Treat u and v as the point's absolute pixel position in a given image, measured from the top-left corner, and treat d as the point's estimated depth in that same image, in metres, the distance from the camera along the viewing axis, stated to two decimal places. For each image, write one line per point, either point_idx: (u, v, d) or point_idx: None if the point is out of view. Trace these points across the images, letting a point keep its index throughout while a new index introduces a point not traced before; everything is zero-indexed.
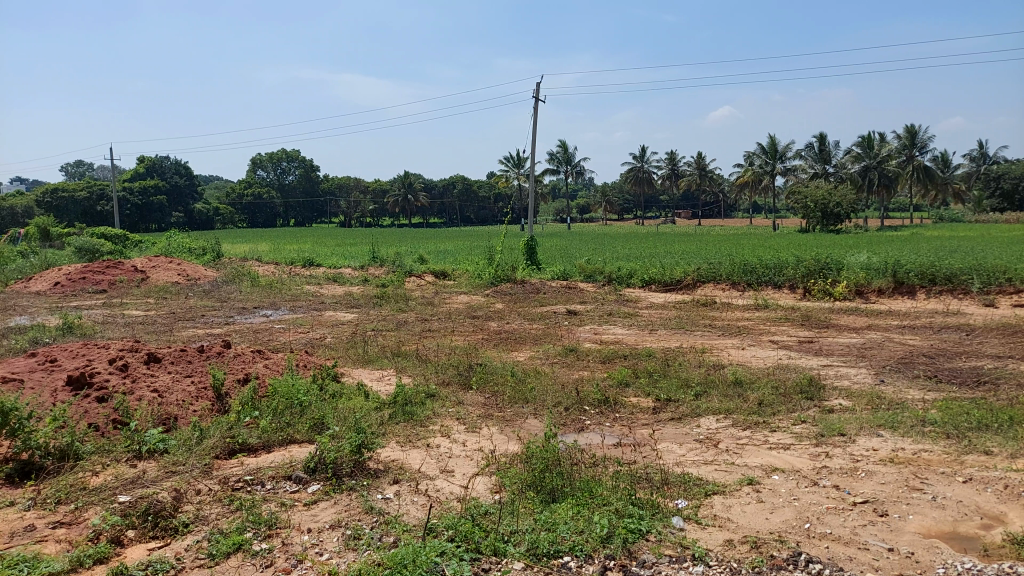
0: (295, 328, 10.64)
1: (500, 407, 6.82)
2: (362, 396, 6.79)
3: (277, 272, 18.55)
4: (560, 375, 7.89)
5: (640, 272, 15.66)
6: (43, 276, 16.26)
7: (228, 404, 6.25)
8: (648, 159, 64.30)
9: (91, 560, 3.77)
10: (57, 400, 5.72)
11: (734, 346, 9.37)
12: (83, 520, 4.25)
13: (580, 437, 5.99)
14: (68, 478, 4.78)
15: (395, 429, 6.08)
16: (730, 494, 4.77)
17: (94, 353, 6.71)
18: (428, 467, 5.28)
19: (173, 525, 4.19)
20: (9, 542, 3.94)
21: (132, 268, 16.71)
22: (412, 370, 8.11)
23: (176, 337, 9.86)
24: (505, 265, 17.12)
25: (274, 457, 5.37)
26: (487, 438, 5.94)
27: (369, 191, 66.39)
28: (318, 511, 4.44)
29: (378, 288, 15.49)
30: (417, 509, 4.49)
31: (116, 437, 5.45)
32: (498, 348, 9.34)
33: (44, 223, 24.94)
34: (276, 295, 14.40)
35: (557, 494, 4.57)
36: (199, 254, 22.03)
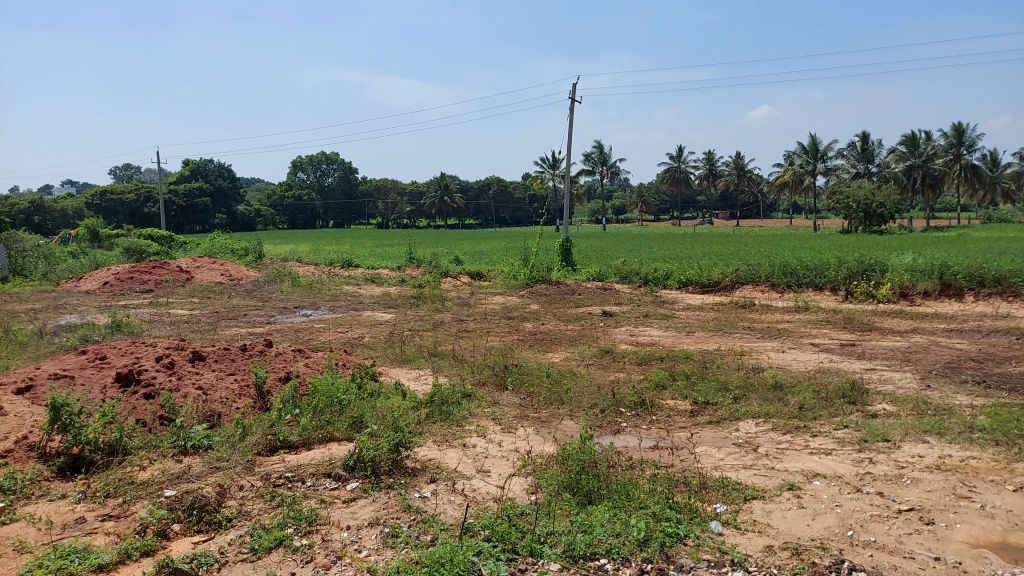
0: (333, 327, 10.80)
1: (535, 408, 6.82)
2: (399, 396, 6.85)
3: (316, 272, 18.84)
4: (596, 377, 7.85)
5: (676, 273, 15.52)
6: (93, 275, 16.77)
7: (269, 401, 6.37)
8: (684, 160, 63.66)
9: (138, 552, 3.87)
10: (106, 396, 5.89)
11: (773, 349, 9.21)
12: (130, 513, 4.37)
13: (617, 440, 5.95)
14: (116, 472, 4.92)
15: (432, 429, 6.12)
16: (769, 499, 4.69)
17: (141, 351, 6.90)
18: (464, 467, 5.30)
19: (216, 519, 4.29)
20: (61, 534, 4.07)
21: (177, 268, 17.13)
22: (448, 370, 8.16)
23: (219, 335, 10.08)
24: (540, 266, 17.11)
25: (314, 455, 5.45)
26: (523, 439, 5.94)
27: (405, 192, 67.06)
28: (357, 508, 4.49)
29: (415, 288, 15.62)
30: (454, 508, 4.51)
31: (163, 433, 5.60)
32: (534, 349, 9.33)
33: (93, 225, 25.67)
34: (316, 295, 14.63)
35: (593, 497, 4.55)
36: (241, 256, 22.49)
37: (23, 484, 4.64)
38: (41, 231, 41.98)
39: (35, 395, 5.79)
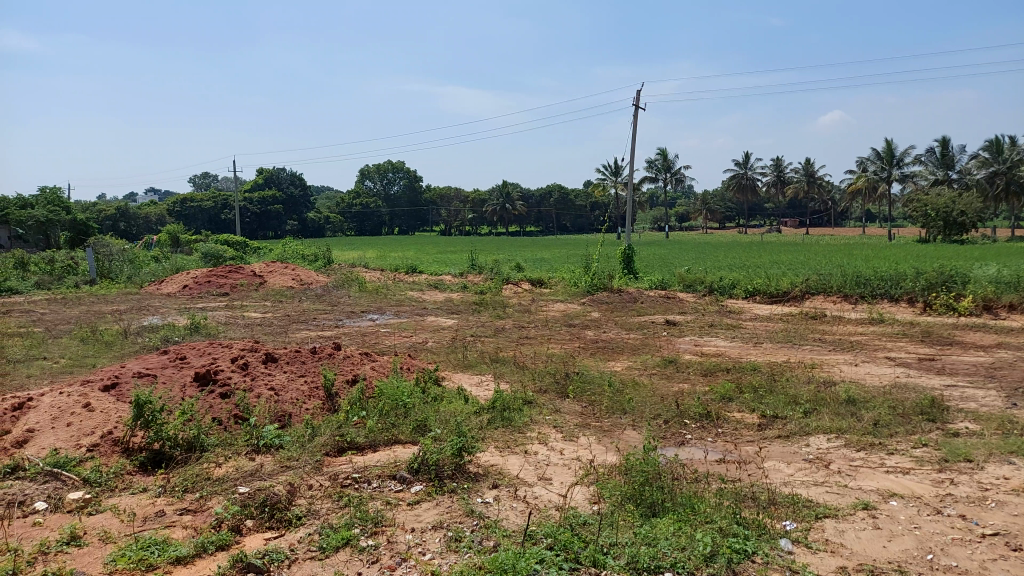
0: (398, 332, 10.99)
1: (597, 416, 6.78)
2: (462, 401, 6.92)
3: (382, 278, 19.23)
4: (660, 387, 7.73)
5: (743, 283, 15.18)
6: (174, 279, 17.57)
7: (337, 403, 6.53)
8: (751, 167, 62.30)
9: (214, 546, 4.02)
10: (186, 394, 6.15)
11: (846, 362, 8.87)
12: (206, 508, 4.55)
13: (680, 452, 5.84)
14: (194, 468, 5.13)
15: (494, 435, 6.15)
16: (843, 518, 4.51)
17: (218, 352, 7.19)
18: (526, 474, 5.30)
19: (286, 517, 4.41)
20: (142, 526, 4.27)
21: (251, 273, 17.77)
22: (510, 376, 8.19)
23: (291, 338, 10.41)
24: (602, 274, 17.01)
25: (380, 457, 5.55)
26: (585, 448, 5.90)
27: (468, 201, 67.89)
28: (421, 511, 4.54)
29: (477, 294, 15.75)
30: (516, 515, 4.52)
31: (237, 432, 5.81)
32: (596, 357, 9.26)
33: (174, 231, 26.90)
34: (382, 300, 14.95)
35: (657, 509, 4.47)
36: (311, 261, 23.14)
37: (108, 477, 4.89)
38: (128, 237, 44.63)
39: (120, 392, 6.09)
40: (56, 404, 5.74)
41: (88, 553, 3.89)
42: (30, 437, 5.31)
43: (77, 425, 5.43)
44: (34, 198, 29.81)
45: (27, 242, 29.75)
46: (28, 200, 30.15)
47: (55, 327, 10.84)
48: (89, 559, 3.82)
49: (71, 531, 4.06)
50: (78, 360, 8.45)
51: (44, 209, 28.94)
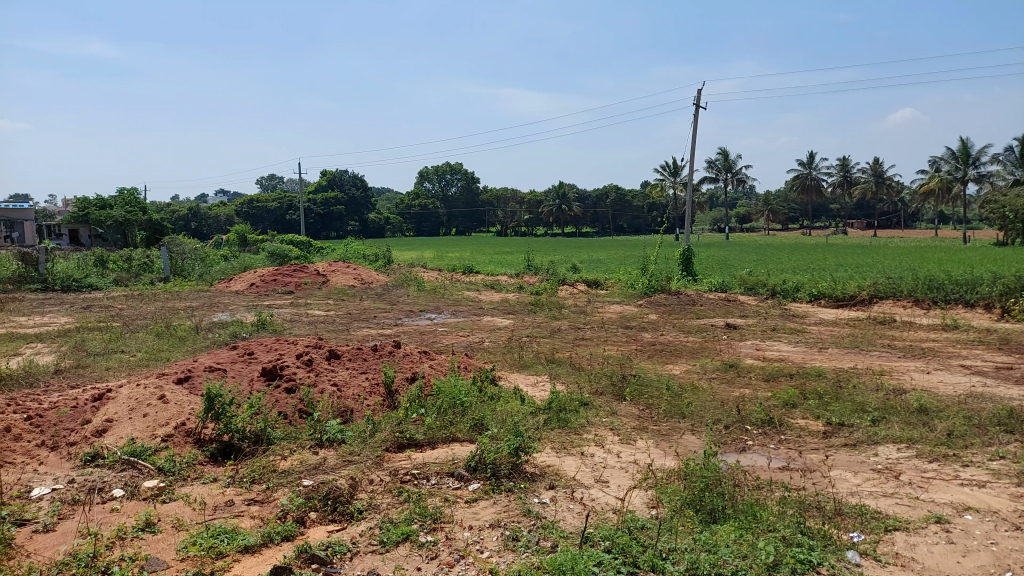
0: (456, 331, 11.10)
1: (655, 420, 6.70)
2: (518, 401, 6.94)
3: (440, 278, 19.45)
4: (719, 392, 7.58)
5: (807, 286, 14.75)
6: (242, 277, 18.19)
7: (397, 400, 6.65)
8: (816, 167, 60.50)
9: (279, 537, 4.14)
10: (254, 388, 6.37)
11: (916, 370, 8.52)
12: (272, 500, 4.69)
13: (741, 458, 5.72)
14: (261, 460, 5.30)
15: (550, 435, 6.14)
16: (914, 532, 4.34)
17: (284, 348, 7.43)
18: (583, 475, 5.28)
19: (349, 510, 4.51)
20: (212, 515, 4.44)
21: (314, 271, 18.24)
22: (566, 377, 8.18)
23: (352, 336, 10.63)
24: (660, 277, 16.81)
25: (439, 453, 5.63)
26: (643, 451, 5.84)
27: (524, 202, 68.09)
28: (479, 509, 4.58)
29: (533, 295, 15.79)
30: (573, 516, 4.50)
31: (302, 425, 5.98)
32: (654, 360, 9.15)
33: (242, 231, 27.77)
34: (440, 299, 15.13)
35: (718, 515, 4.38)
36: (371, 261, 23.61)
37: (181, 467, 5.09)
38: (200, 236, 47.27)
39: (192, 385, 6.34)
40: (133, 395, 6.00)
41: (162, 540, 4.06)
42: (109, 427, 5.56)
43: (153, 416, 5.67)
44: (113, 199, 31.35)
45: (106, 240, 31.28)
46: (107, 201, 31.69)
47: (132, 322, 11.34)
48: (162, 545, 3.99)
49: (146, 518, 4.24)
50: (153, 354, 8.83)
51: (121, 209, 30.46)
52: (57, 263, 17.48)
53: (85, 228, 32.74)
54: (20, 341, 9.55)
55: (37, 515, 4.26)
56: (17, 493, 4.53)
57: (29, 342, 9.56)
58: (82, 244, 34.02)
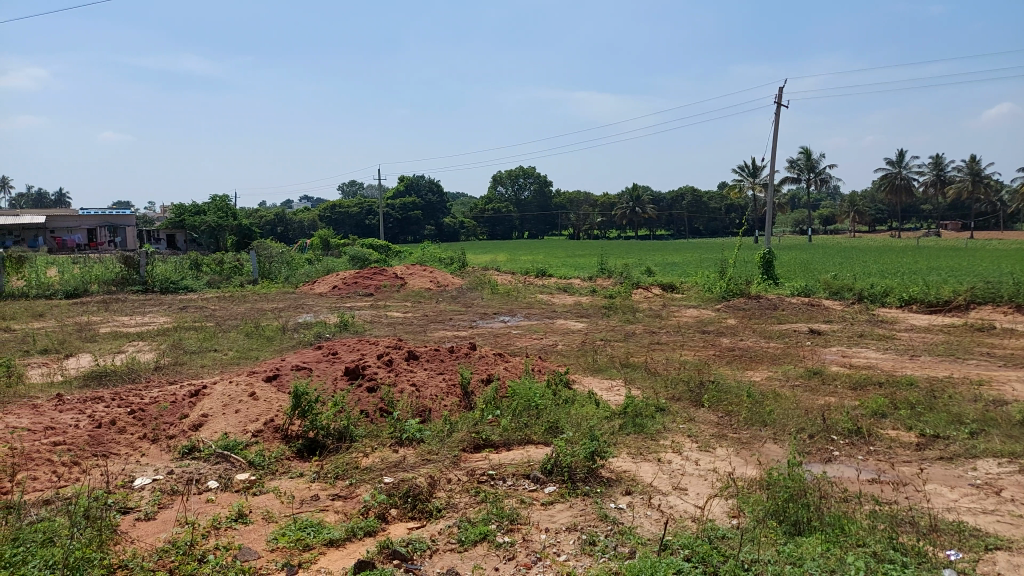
0: (529, 334, 11.14)
1: (735, 427, 6.54)
2: (593, 404, 6.91)
3: (513, 281, 19.59)
4: (803, 400, 7.33)
5: (897, 291, 14.07)
6: (325, 280, 18.82)
7: (473, 401, 6.75)
8: (906, 165, 57.59)
9: (362, 532, 4.27)
10: (337, 386, 6.60)
11: (1019, 380, 7.99)
12: (355, 495, 4.84)
13: (827, 469, 5.51)
14: (344, 456, 5.48)
15: (626, 440, 6.08)
16: (1017, 551, 4.08)
17: (365, 349, 7.67)
18: (660, 482, 5.21)
19: (428, 508, 4.60)
20: (300, 508, 4.62)
21: (392, 274, 18.69)
22: (641, 382, 8.08)
23: (429, 337, 10.84)
24: (739, 280, 16.41)
25: (514, 455, 5.67)
26: (723, 459, 5.71)
27: (597, 204, 67.74)
28: (555, 512, 4.59)
29: (606, 298, 15.69)
30: (651, 523, 4.44)
31: (383, 424, 6.15)
32: (732, 366, 8.92)
33: (324, 235, 28.67)
34: (513, 302, 15.23)
35: (802, 528, 4.24)
36: (447, 264, 23.99)
37: (270, 461, 5.32)
38: (285, 240, 49.36)
39: (280, 382, 6.62)
40: (227, 392, 6.31)
41: (254, 530, 4.26)
42: (204, 422, 5.87)
43: (244, 412, 5.95)
44: (206, 205, 33.06)
45: (201, 244, 33.07)
46: (201, 206, 33.43)
47: (224, 322, 11.92)
48: (254, 536, 4.18)
49: (238, 510, 4.45)
50: (244, 352, 9.26)
51: (214, 214, 32.13)
52: (156, 266, 18.52)
53: (182, 232, 34.72)
54: (124, 339, 10.19)
55: (139, 504, 4.53)
56: (122, 482, 4.83)
57: (133, 340, 10.18)
58: (179, 248, 36.11)
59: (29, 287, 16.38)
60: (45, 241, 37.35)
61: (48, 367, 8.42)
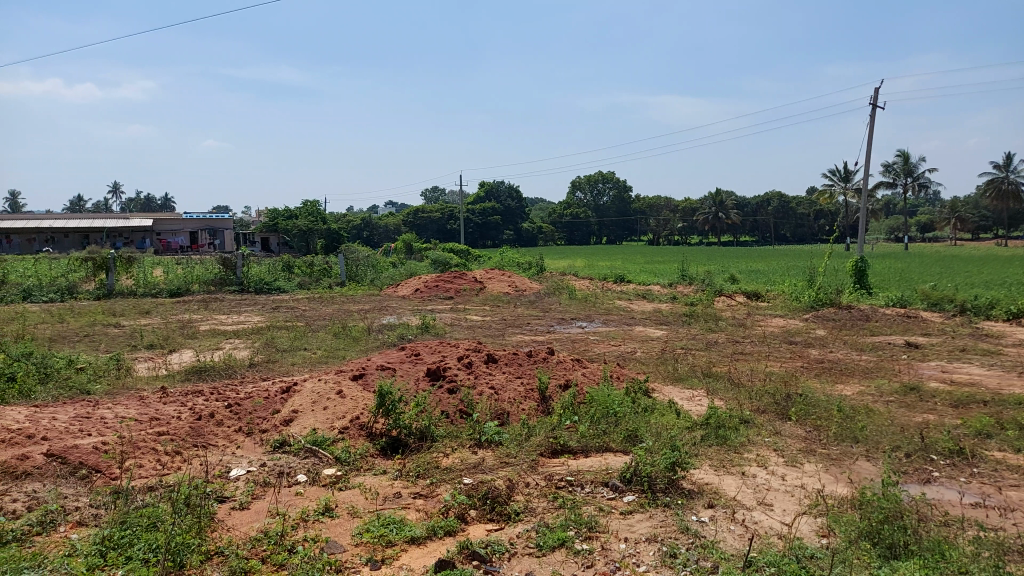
0: (608, 340, 11.05)
1: (824, 443, 6.28)
2: (674, 414, 6.79)
3: (592, 286, 19.51)
4: (898, 416, 6.96)
5: (1005, 304, 13.17)
6: (407, 283, 19.28)
7: (551, 406, 6.76)
8: (1015, 169, 53.85)
9: (443, 531, 4.34)
10: (419, 387, 6.76)
11: None
12: (435, 495, 4.92)
13: (925, 490, 5.21)
14: (425, 456, 5.60)
15: (708, 452, 5.94)
16: None
17: (447, 351, 7.82)
18: (744, 496, 5.06)
19: (506, 511, 4.64)
20: (383, 504, 4.74)
21: (472, 279, 18.94)
22: (724, 392, 7.88)
23: (508, 341, 10.91)
24: (828, 289, 15.77)
25: (592, 462, 5.64)
26: (811, 476, 5.49)
27: (678, 210, 66.68)
28: (634, 522, 4.53)
29: (687, 306, 15.39)
30: (734, 538, 4.32)
31: (462, 426, 6.24)
32: (821, 379, 8.56)
33: (407, 240, 29.42)
34: (592, 308, 15.17)
35: (898, 551, 4.02)
36: (525, 268, 24.13)
37: (355, 457, 5.49)
38: (370, 244, 50.97)
39: (366, 381, 6.83)
40: (316, 389, 6.57)
41: (340, 524, 4.40)
42: (294, 418, 6.13)
43: (332, 409, 6.17)
44: (298, 209, 34.55)
45: (292, 246, 34.52)
46: (292, 211, 34.92)
47: (312, 322, 12.40)
48: (340, 529, 4.32)
49: (325, 504, 4.62)
50: (331, 352, 9.60)
51: (305, 219, 33.57)
52: (251, 267, 19.46)
53: (276, 235, 36.43)
54: (221, 337, 10.75)
55: (235, 493, 4.77)
56: (219, 472, 5.09)
57: (229, 337, 10.73)
58: (271, 250, 37.80)
59: (137, 286, 17.54)
60: (153, 243, 39.99)
61: (154, 360, 8.98)
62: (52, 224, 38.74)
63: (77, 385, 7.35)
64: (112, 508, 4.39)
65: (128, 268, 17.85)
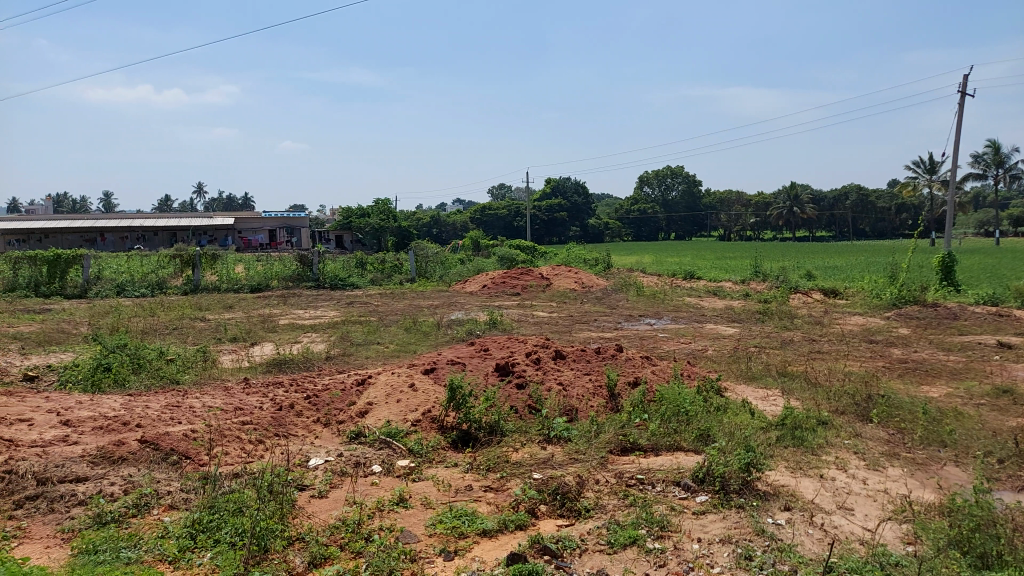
0: (677, 338, 10.89)
1: (908, 446, 6.01)
2: (747, 413, 6.64)
3: (661, 283, 19.24)
4: (990, 420, 6.59)
5: None
6: (475, 279, 19.48)
7: (619, 403, 6.72)
8: None
9: (513, 525, 4.38)
10: (489, 381, 6.84)
11: None
12: (505, 488, 4.97)
13: (1020, 498, 4.93)
14: (495, 450, 5.65)
15: (784, 453, 5.78)
16: None
17: (515, 346, 7.88)
18: (823, 500, 4.90)
19: (577, 507, 4.64)
20: (455, 496, 4.82)
21: (539, 275, 18.97)
22: (800, 392, 7.65)
23: (576, 337, 10.90)
24: (912, 286, 15.06)
25: (663, 461, 5.58)
26: (895, 480, 5.26)
27: (750, 205, 65.07)
28: (707, 522, 4.45)
29: (760, 303, 14.98)
30: (813, 542, 4.20)
31: (531, 421, 6.27)
32: (905, 380, 8.19)
33: (475, 237, 29.73)
34: (661, 305, 14.95)
35: (991, 562, 3.81)
36: (592, 264, 24.00)
37: (427, 450, 5.60)
38: (439, 241, 51.79)
39: (437, 375, 6.96)
40: (389, 382, 6.74)
41: (413, 514, 4.50)
42: (369, 410, 6.30)
43: (404, 402, 6.31)
44: (370, 208, 35.44)
45: (364, 244, 35.40)
46: (365, 209, 35.82)
47: (384, 317, 12.70)
48: (413, 520, 4.42)
49: (399, 495, 4.73)
50: (403, 346, 9.80)
51: (377, 217, 34.41)
52: (326, 263, 20.06)
53: (349, 233, 37.48)
54: (299, 331, 11.13)
55: (314, 481, 4.95)
56: (299, 461, 5.29)
57: (307, 331, 11.11)
58: (344, 248, 38.82)
59: (221, 281, 18.35)
60: (235, 241, 41.76)
61: (237, 353, 9.39)
62: (143, 223, 41.00)
63: (167, 376, 7.76)
64: (201, 492, 4.62)
65: (212, 265, 18.70)
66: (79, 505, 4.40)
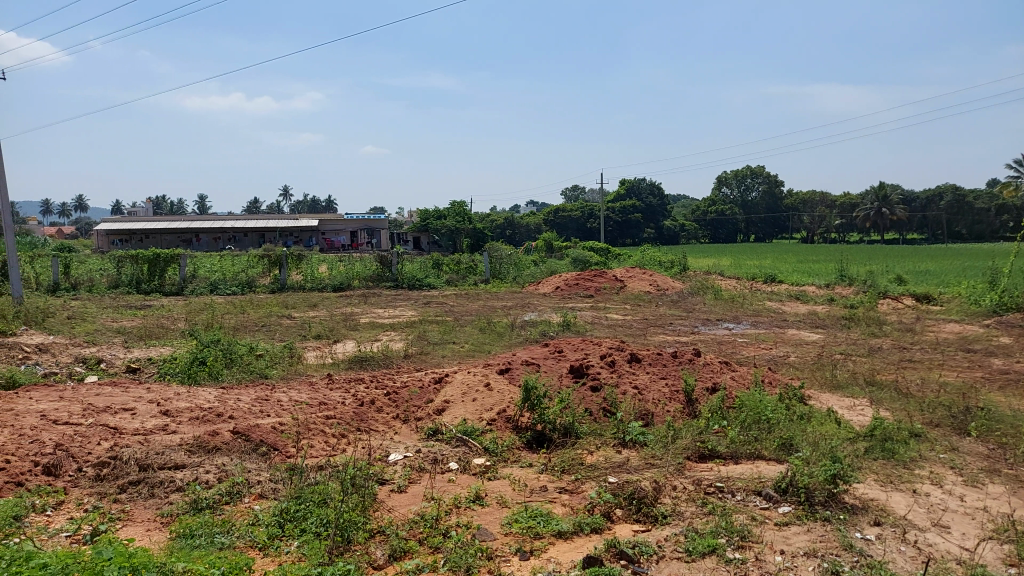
0: (757, 343, 10.59)
1: (1011, 463, 5.64)
2: (833, 423, 6.39)
3: (739, 286, 18.76)
4: None
5: None
6: (548, 281, 19.50)
7: (697, 409, 6.59)
8: None
9: (589, 528, 4.37)
10: (563, 383, 6.84)
11: None
12: (580, 491, 4.97)
13: None
14: (570, 451, 5.65)
15: (873, 466, 5.53)
16: None
17: (590, 348, 7.86)
18: (916, 516, 4.66)
19: (653, 513, 4.58)
20: (530, 496, 4.85)
21: (613, 278, 18.82)
22: (890, 402, 7.31)
23: (652, 340, 10.76)
24: (1015, 292, 14.13)
25: (742, 469, 5.44)
26: (995, 499, 4.95)
27: (834, 205, 62.64)
28: (790, 534, 4.31)
29: (846, 308, 14.39)
30: (905, 560, 4.01)
31: (606, 424, 6.24)
32: (1008, 392, 7.69)
33: (549, 238, 29.80)
34: (740, 309, 14.57)
35: None
36: (668, 266, 23.63)
37: (502, 449, 5.66)
38: (512, 242, 52.14)
39: (512, 375, 7.02)
40: (466, 381, 6.84)
41: (489, 513, 4.56)
42: (446, 407, 6.42)
43: (480, 401, 6.40)
44: (447, 210, 36.11)
45: (440, 245, 36.04)
46: (442, 211, 36.51)
47: (460, 317, 12.89)
48: (490, 518, 4.48)
49: (476, 493, 4.80)
50: (479, 346, 9.92)
51: (453, 219, 34.99)
52: (405, 264, 20.54)
53: (425, 235, 38.22)
54: (379, 329, 11.44)
55: (393, 476, 5.08)
56: (379, 456, 5.44)
57: (386, 330, 11.41)
58: (421, 249, 39.56)
59: (305, 280, 19.06)
60: (318, 242, 43.35)
61: (321, 349, 9.74)
62: (234, 224, 43.09)
63: (257, 370, 8.13)
64: (289, 483, 4.83)
65: (297, 264, 19.44)
66: (177, 491, 4.67)
